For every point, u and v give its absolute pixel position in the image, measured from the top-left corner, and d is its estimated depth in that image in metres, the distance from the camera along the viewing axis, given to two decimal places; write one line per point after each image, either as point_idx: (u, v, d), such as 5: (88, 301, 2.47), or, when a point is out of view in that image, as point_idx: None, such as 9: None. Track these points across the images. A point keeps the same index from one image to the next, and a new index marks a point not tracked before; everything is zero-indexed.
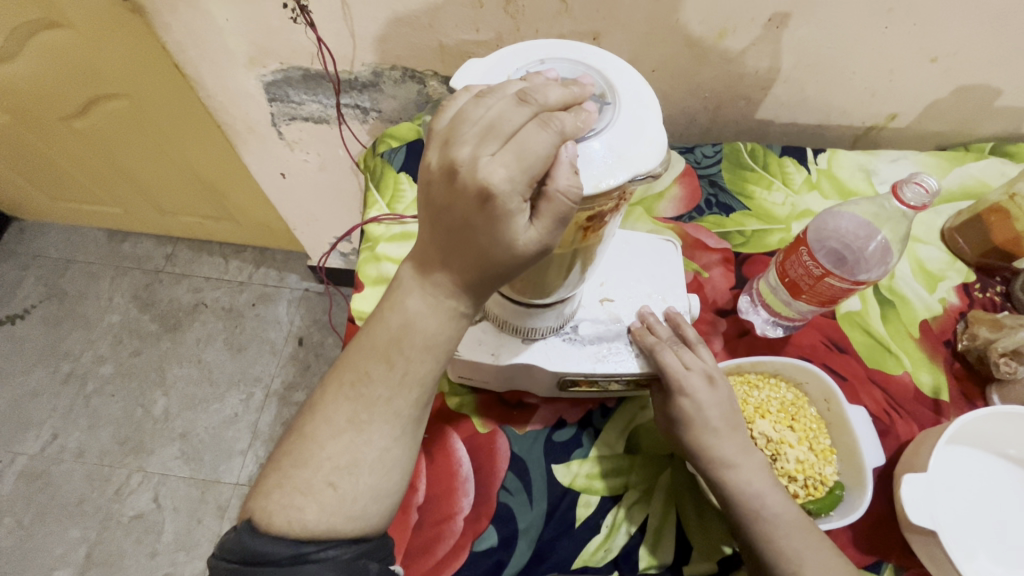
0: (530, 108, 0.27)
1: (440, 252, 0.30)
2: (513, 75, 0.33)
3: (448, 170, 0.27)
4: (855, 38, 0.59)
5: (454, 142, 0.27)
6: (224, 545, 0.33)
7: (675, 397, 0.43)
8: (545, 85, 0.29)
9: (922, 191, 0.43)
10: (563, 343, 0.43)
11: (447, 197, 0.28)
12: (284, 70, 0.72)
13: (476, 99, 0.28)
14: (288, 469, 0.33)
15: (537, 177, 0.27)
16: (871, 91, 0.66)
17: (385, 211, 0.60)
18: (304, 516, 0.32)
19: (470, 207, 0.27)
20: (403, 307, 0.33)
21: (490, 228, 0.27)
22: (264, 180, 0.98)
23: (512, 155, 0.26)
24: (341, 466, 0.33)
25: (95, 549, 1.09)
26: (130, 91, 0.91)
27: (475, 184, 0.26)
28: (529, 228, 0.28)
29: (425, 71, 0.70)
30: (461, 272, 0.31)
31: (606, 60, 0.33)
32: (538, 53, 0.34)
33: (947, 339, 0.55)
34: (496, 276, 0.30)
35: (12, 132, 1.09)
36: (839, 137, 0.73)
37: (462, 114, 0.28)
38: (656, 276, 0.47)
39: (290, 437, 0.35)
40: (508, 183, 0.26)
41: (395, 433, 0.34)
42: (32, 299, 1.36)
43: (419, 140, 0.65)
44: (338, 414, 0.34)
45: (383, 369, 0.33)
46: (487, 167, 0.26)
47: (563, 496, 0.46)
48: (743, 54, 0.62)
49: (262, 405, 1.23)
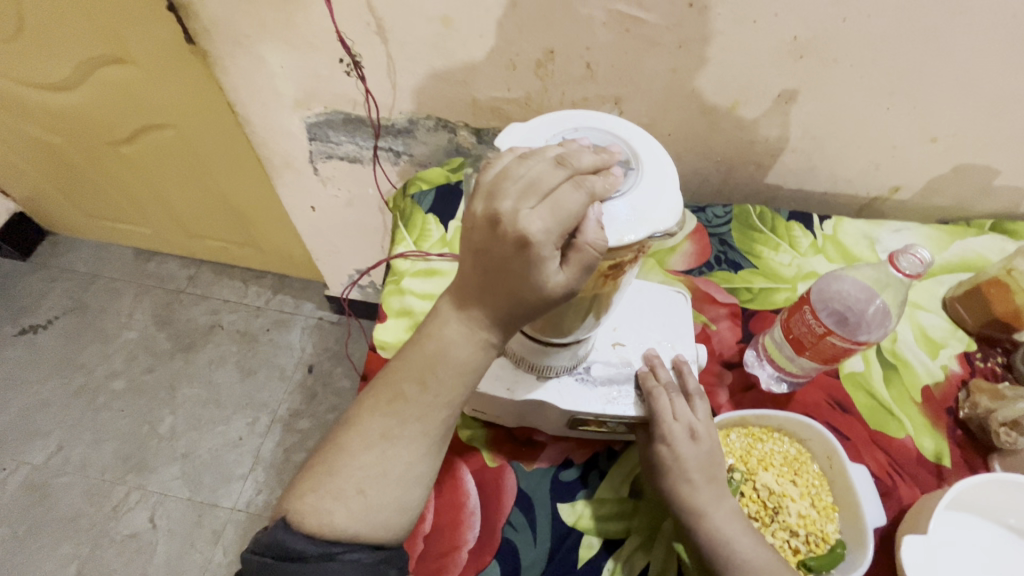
0: (566, 170, 0.31)
1: (476, 286, 0.34)
2: (550, 139, 0.37)
3: (491, 218, 0.30)
4: (858, 116, 0.64)
5: (497, 192, 0.31)
6: (257, 541, 0.37)
7: (655, 442, 0.45)
8: (579, 151, 0.33)
9: (916, 261, 0.46)
10: (575, 383, 0.45)
11: (488, 240, 0.31)
12: (327, 113, 0.78)
13: (518, 159, 0.32)
14: (322, 476, 0.37)
15: (569, 229, 0.30)
16: (875, 164, 0.70)
17: (411, 247, 0.64)
18: (333, 519, 0.36)
19: (508, 250, 0.30)
20: (440, 334, 0.36)
21: (526, 269, 0.31)
22: (294, 211, 1.03)
23: (550, 208, 0.30)
24: (370, 476, 0.36)
25: (85, 566, 1.08)
26: (179, 123, 0.97)
27: (514, 232, 0.29)
28: (559, 273, 0.31)
29: (457, 122, 0.76)
30: (494, 307, 0.34)
31: (631, 129, 0.37)
32: (571, 120, 0.38)
33: (949, 406, 0.56)
34: (526, 312, 0.33)
35: (63, 152, 1.16)
36: (845, 205, 0.77)
37: (506, 170, 0.31)
38: (666, 324, 0.50)
39: (326, 446, 0.39)
40: (543, 232, 0.30)
41: (421, 449, 0.37)
42: (56, 310, 1.40)
43: (448, 184, 0.70)
44: (372, 427, 0.37)
45: (416, 389, 0.37)
46: (526, 219, 0.30)
47: (566, 535, 0.47)
48: (754, 124, 0.67)
49: (266, 429, 1.24)
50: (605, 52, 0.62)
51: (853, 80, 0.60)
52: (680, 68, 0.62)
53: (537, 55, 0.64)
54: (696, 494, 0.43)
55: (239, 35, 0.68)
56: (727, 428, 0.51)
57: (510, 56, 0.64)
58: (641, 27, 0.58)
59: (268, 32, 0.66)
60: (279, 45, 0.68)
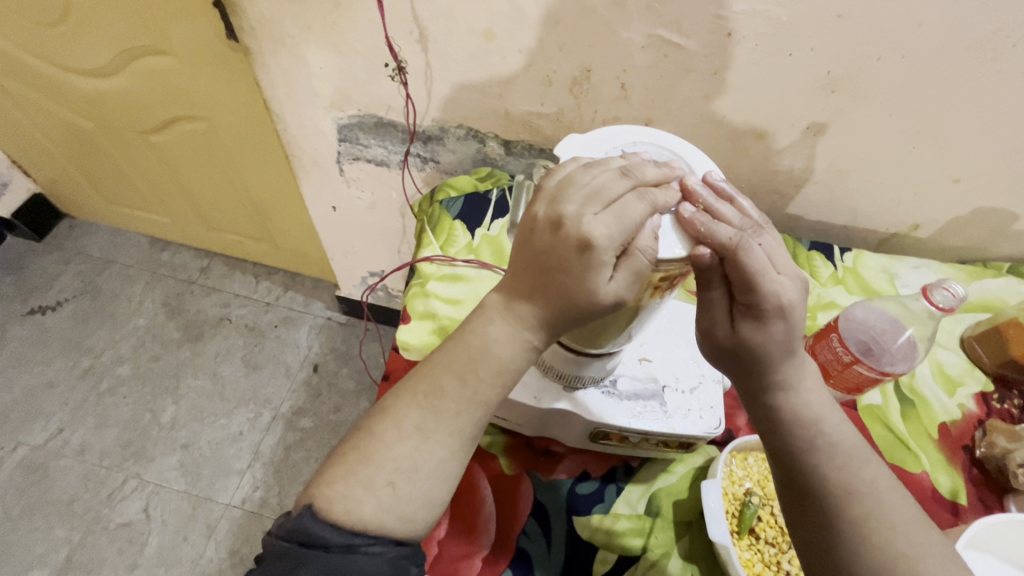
0: (630, 181, 0.34)
1: (525, 285, 0.36)
2: (610, 151, 0.39)
3: (554, 221, 0.33)
4: (885, 153, 0.65)
5: (560, 199, 0.34)
6: (285, 525, 0.38)
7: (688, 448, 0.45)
8: (642, 164, 0.35)
9: (950, 295, 0.47)
10: (600, 395, 0.45)
11: (548, 243, 0.34)
12: (360, 116, 0.80)
13: (584, 167, 0.35)
14: (354, 464, 0.38)
15: (627, 237, 0.33)
16: (896, 201, 0.71)
17: (438, 252, 0.65)
18: (362, 509, 0.36)
19: (568, 253, 0.33)
20: (484, 331, 0.38)
21: (582, 272, 0.33)
22: (314, 210, 1.04)
23: (612, 216, 0.32)
24: (402, 468, 0.37)
25: (76, 552, 1.06)
26: (210, 116, 0.99)
27: (577, 234, 0.32)
28: (612, 280, 0.33)
29: (487, 133, 0.77)
30: (543, 307, 0.36)
31: (687, 148, 0.39)
32: (629, 135, 0.40)
33: (966, 445, 0.56)
34: (571, 315, 0.35)
35: (92, 137, 1.18)
36: (864, 239, 0.77)
37: (569, 178, 0.35)
38: (694, 342, 0.49)
39: (359, 435, 0.40)
40: (605, 237, 0.32)
41: (454, 445, 0.38)
42: (67, 292, 1.41)
43: (475, 193, 0.70)
44: (408, 419, 0.38)
45: (456, 385, 0.38)
46: (590, 224, 0.33)
47: (583, 549, 0.47)
48: (781, 154, 0.68)
49: (268, 426, 1.23)
50: (641, 74, 0.63)
51: (881, 117, 0.61)
52: (713, 94, 0.63)
53: (573, 73, 0.65)
54: None
55: (283, 35, 0.70)
56: (746, 452, 0.51)
57: (548, 72, 0.66)
58: (678, 53, 0.60)
59: (312, 34, 0.68)
60: (321, 46, 0.70)
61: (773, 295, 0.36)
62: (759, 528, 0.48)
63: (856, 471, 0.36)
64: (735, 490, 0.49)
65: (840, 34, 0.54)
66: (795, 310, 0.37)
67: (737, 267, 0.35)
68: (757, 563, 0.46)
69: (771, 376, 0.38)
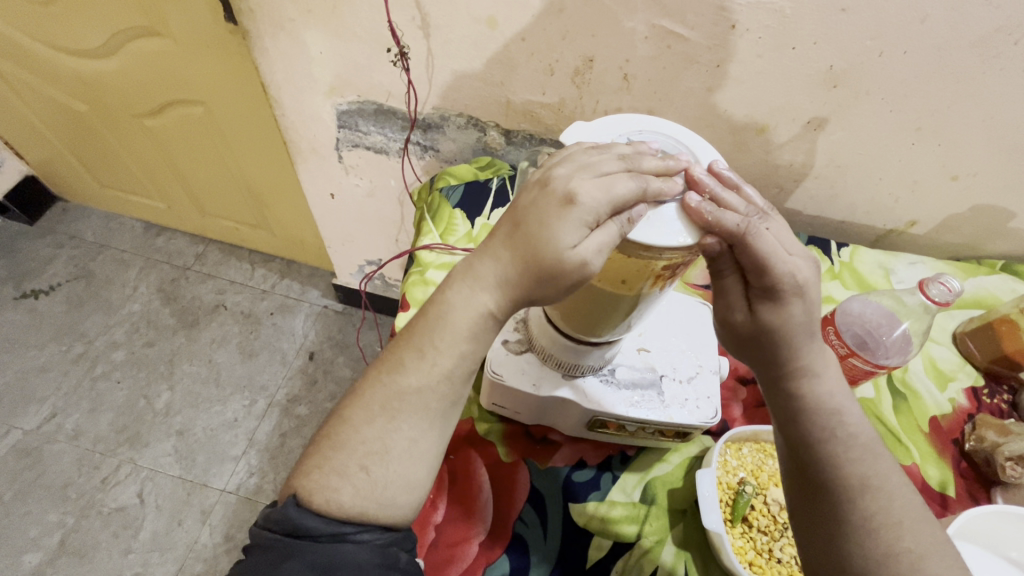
0: (626, 164, 0.34)
1: (498, 245, 0.36)
2: (617, 140, 0.39)
3: (544, 180, 0.34)
4: (884, 148, 0.66)
5: (555, 165, 0.35)
6: (270, 517, 0.37)
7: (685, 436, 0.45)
8: (643, 155, 0.35)
9: (945, 289, 0.49)
10: (599, 383, 0.46)
11: (534, 198, 0.34)
12: (360, 103, 0.79)
13: (588, 150, 0.35)
14: (327, 451, 0.37)
15: (613, 207, 0.32)
16: (894, 197, 0.71)
17: (437, 240, 0.65)
18: (340, 497, 0.36)
19: (549, 208, 0.33)
20: (444, 299, 0.37)
21: (552, 224, 0.32)
22: (312, 197, 1.03)
23: (600, 183, 0.32)
24: (374, 451, 0.36)
25: (69, 537, 1.06)
26: (208, 100, 0.98)
27: (564, 188, 0.33)
28: (580, 243, 0.32)
29: (488, 122, 0.77)
30: (506, 265, 0.35)
31: (694, 139, 0.39)
32: (635, 123, 0.40)
33: (955, 438, 0.57)
34: (534, 279, 0.34)
35: (86, 119, 1.17)
36: (861, 235, 0.78)
37: (569, 156, 0.35)
38: (692, 333, 0.49)
39: (332, 420, 0.39)
40: (588, 197, 0.32)
41: (424, 424, 0.37)
42: (60, 277, 1.39)
43: (476, 181, 0.70)
44: (374, 400, 0.37)
45: (415, 358, 0.37)
46: (577, 181, 0.33)
47: (577, 535, 0.48)
48: (780, 148, 0.68)
49: (263, 413, 1.23)
50: (644, 65, 0.63)
51: (882, 113, 0.62)
52: (715, 86, 0.63)
53: (576, 62, 0.65)
54: None
55: (283, 18, 0.69)
56: (739, 442, 0.52)
57: (550, 61, 0.65)
58: (682, 44, 0.60)
59: (313, 17, 0.67)
60: (321, 30, 0.69)
61: (789, 279, 0.36)
62: (752, 517, 0.49)
63: (874, 463, 0.36)
64: (729, 479, 0.50)
65: (845, 29, 0.54)
66: (811, 290, 0.37)
67: (749, 252, 0.35)
68: (749, 550, 0.47)
69: (793, 363, 0.38)
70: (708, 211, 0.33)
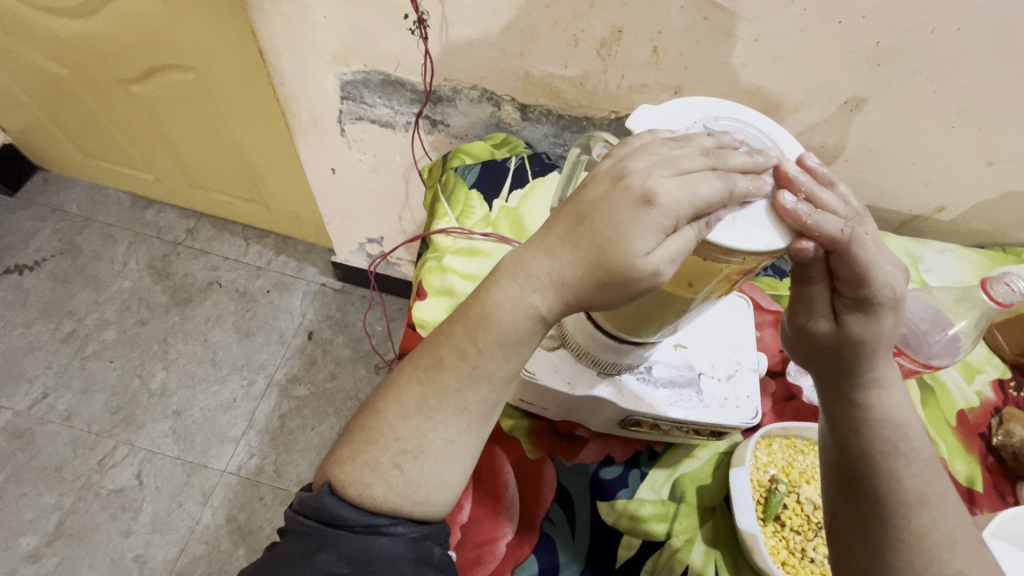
0: (710, 160, 0.31)
1: (555, 242, 0.32)
2: (692, 126, 0.36)
3: (617, 173, 0.31)
4: (922, 131, 0.63)
5: (630, 157, 0.32)
6: (304, 502, 0.35)
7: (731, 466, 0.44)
8: (728, 150, 0.32)
9: (1013, 290, 0.47)
10: (636, 382, 0.44)
11: (603, 194, 0.31)
12: (366, 73, 0.74)
13: (664, 140, 0.33)
14: (360, 444, 0.35)
15: (695, 213, 0.30)
16: (925, 182, 0.69)
17: (453, 224, 0.61)
18: (373, 493, 0.33)
19: (622, 205, 0.30)
20: (487, 297, 0.34)
21: (628, 226, 0.30)
22: (312, 172, 0.98)
23: (684, 183, 0.29)
24: (407, 449, 0.34)
25: (67, 518, 1.04)
26: (200, 66, 0.92)
27: (642, 187, 0.30)
28: (656, 249, 0.30)
29: (503, 96, 0.72)
30: (564, 266, 0.32)
31: (774, 129, 0.37)
32: (710, 108, 0.38)
33: (982, 432, 0.57)
34: (597, 283, 0.31)
35: (66, 85, 1.09)
36: (887, 220, 0.75)
37: (644, 147, 0.32)
38: (730, 329, 0.47)
39: (364, 413, 0.36)
40: (670, 199, 0.29)
41: (460, 426, 0.34)
42: (45, 252, 1.33)
43: (495, 161, 0.66)
44: (409, 396, 0.35)
45: (455, 357, 0.34)
46: (657, 181, 0.30)
47: (606, 534, 0.46)
48: (813, 129, 0.65)
49: (263, 393, 1.21)
50: (675, 38, 0.59)
51: (925, 94, 0.58)
52: (750, 63, 0.59)
53: (603, 33, 0.60)
54: None
55: None
56: (770, 438, 0.51)
57: (575, 31, 0.61)
58: (719, 16, 0.55)
59: None
60: None
61: (885, 289, 0.36)
62: (785, 516, 0.48)
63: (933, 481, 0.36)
64: (760, 476, 0.49)
65: (896, 3, 0.51)
66: (902, 301, 0.37)
67: (848, 261, 0.35)
68: (782, 550, 0.46)
69: (869, 373, 0.38)
70: (803, 214, 0.31)
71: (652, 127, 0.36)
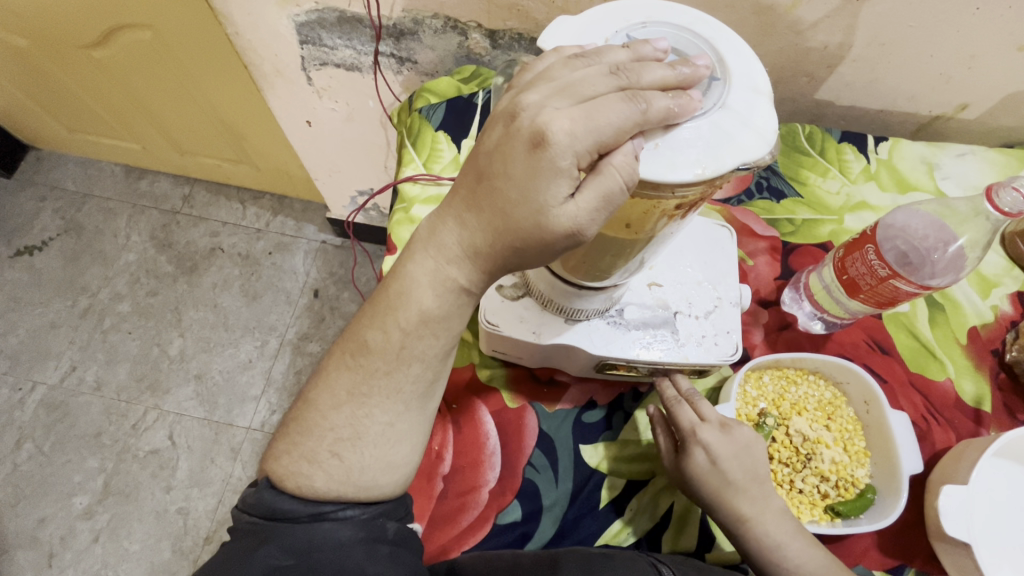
0: (618, 80, 0.28)
1: (461, 207, 0.31)
2: (612, 38, 0.32)
3: (510, 111, 0.28)
4: (941, 18, 0.52)
5: (527, 87, 0.29)
6: (247, 499, 0.36)
7: (693, 446, 0.42)
8: (643, 65, 0.28)
9: (1021, 197, 0.41)
10: (606, 326, 0.42)
11: (498, 141, 0.29)
12: (319, 11, 0.68)
13: (568, 60, 0.29)
14: (296, 436, 0.36)
15: (598, 146, 0.27)
16: (945, 77, 0.59)
17: (421, 170, 0.58)
18: (314, 483, 0.35)
19: (514, 152, 0.28)
20: (405, 273, 0.34)
21: (529, 179, 0.27)
22: (287, 126, 0.94)
23: (578, 113, 0.27)
24: (344, 437, 0.35)
25: (112, 479, 1.12)
26: (153, 21, 0.86)
27: (532, 127, 0.27)
28: (569, 201, 0.28)
29: (468, 23, 0.65)
30: (473, 234, 0.31)
31: (715, 28, 0.32)
32: (641, 14, 0.33)
33: (995, 348, 0.53)
34: (510, 248, 0.30)
35: (29, 56, 1.05)
36: (901, 126, 0.67)
37: (546, 71, 0.29)
38: (709, 263, 0.45)
39: (299, 403, 0.38)
40: (567, 134, 0.27)
41: (399, 407, 0.36)
42: (50, 231, 1.35)
43: (460, 97, 0.62)
44: (340, 384, 0.36)
45: (382, 341, 0.35)
46: (549, 117, 0.27)
47: (589, 477, 0.46)
48: (813, 27, 0.55)
49: (276, 352, 1.24)
50: None
51: None
52: None
53: None
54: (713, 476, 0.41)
55: None
56: (761, 371, 0.50)
57: None
58: None
59: None
60: None
61: None
62: (773, 450, 0.48)
63: None
64: (749, 410, 0.48)
65: None
66: None
67: None
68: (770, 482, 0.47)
69: None
70: (728, 140, 0.28)
71: (562, 45, 0.32)
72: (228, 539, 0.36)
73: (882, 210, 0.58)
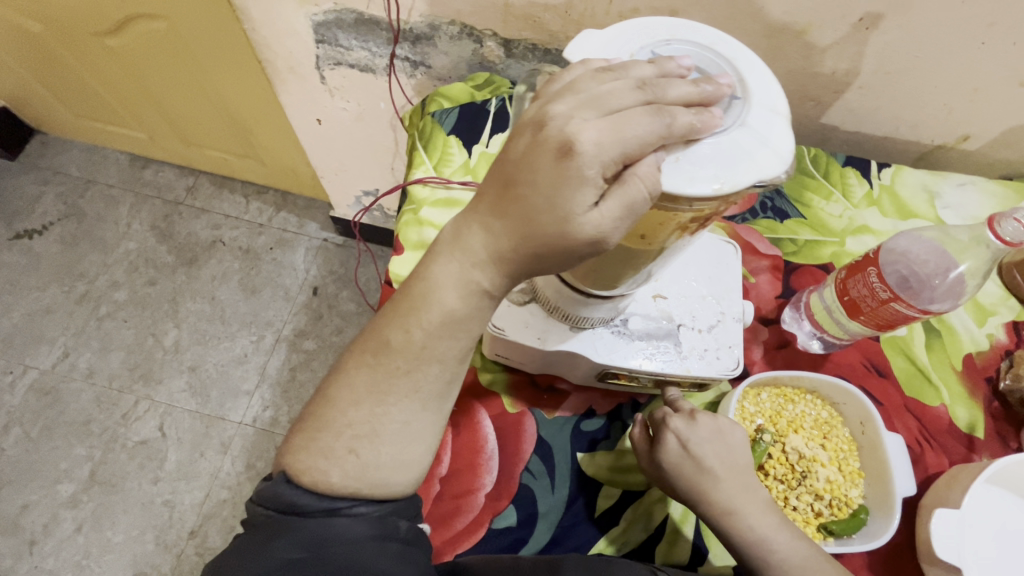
0: (644, 95, 0.28)
1: (486, 210, 0.32)
2: (636, 52, 0.33)
3: (538, 120, 0.29)
4: (949, 51, 0.54)
5: (554, 97, 0.29)
6: (260, 493, 0.36)
7: (664, 430, 0.43)
8: (668, 81, 0.29)
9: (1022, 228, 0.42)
10: (611, 336, 0.43)
11: (526, 148, 0.29)
12: (337, 11, 0.69)
13: (595, 73, 0.30)
14: (313, 432, 0.36)
15: (623, 157, 0.27)
16: (949, 109, 0.60)
17: (431, 173, 0.59)
18: (329, 479, 0.35)
19: (543, 159, 0.28)
20: (428, 273, 0.34)
21: (556, 186, 0.28)
22: (297, 122, 0.94)
23: (606, 125, 0.27)
24: (362, 434, 0.35)
25: (98, 468, 1.11)
26: (169, 12, 0.87)
27: (561, 136, 0.28)
28: (593, 209, 0.28)
29: (484, 31, 0.66)
30: (498, 237, 0.31)
31: (735, 48, 0.33)
32: (663, 31, 0.34)
33: (989, 376, 0.53)
34: (533, 253, 0.30)
35: (44, 42, 1.06)
36: (904, 153, 0.68)
37: (573, 83, 0.29)
38: (713, 278, 0.46)
39: (316, 399, 0.38)
40: (594, 144, 0.27)
41: (416, 406, 0.36)
42: (51, 216, 1.35)
43: (473, 103, 0.62)
44: (359, 381, 0.36)
45: (403, 340, 0.35)
46: (577, 127, 0.27)
47: (586, 485, 0.46)
48: (824, 53, 0.56)
49: (272, 348, 1.23)
50: None
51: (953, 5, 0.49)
52: None
53: None
54: (719, 488, 0.41)
55: None
56: (759, 388, 0.50)
57: None
58: None
59: None
60: None
61: None
62: (768, 466, 0.48)
63: None
64: (747, 426, 0.49)
65: None
66: None
67: None
68: None
69: None
70: (747, 158, 0.28)
71: (587, 58, 0.32)
72: (241, 532, 0.36)
73: (883, 234, 0.59)
